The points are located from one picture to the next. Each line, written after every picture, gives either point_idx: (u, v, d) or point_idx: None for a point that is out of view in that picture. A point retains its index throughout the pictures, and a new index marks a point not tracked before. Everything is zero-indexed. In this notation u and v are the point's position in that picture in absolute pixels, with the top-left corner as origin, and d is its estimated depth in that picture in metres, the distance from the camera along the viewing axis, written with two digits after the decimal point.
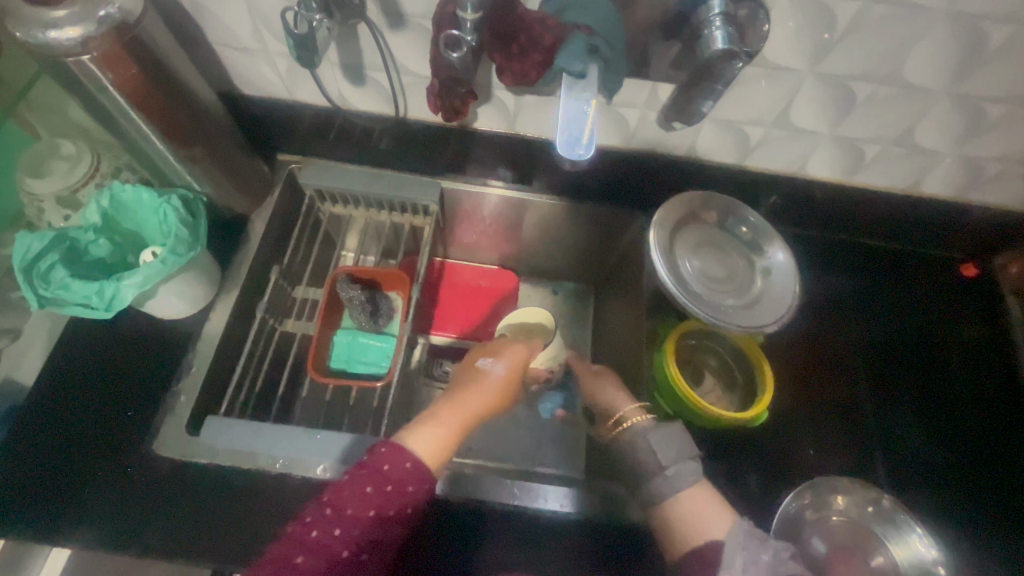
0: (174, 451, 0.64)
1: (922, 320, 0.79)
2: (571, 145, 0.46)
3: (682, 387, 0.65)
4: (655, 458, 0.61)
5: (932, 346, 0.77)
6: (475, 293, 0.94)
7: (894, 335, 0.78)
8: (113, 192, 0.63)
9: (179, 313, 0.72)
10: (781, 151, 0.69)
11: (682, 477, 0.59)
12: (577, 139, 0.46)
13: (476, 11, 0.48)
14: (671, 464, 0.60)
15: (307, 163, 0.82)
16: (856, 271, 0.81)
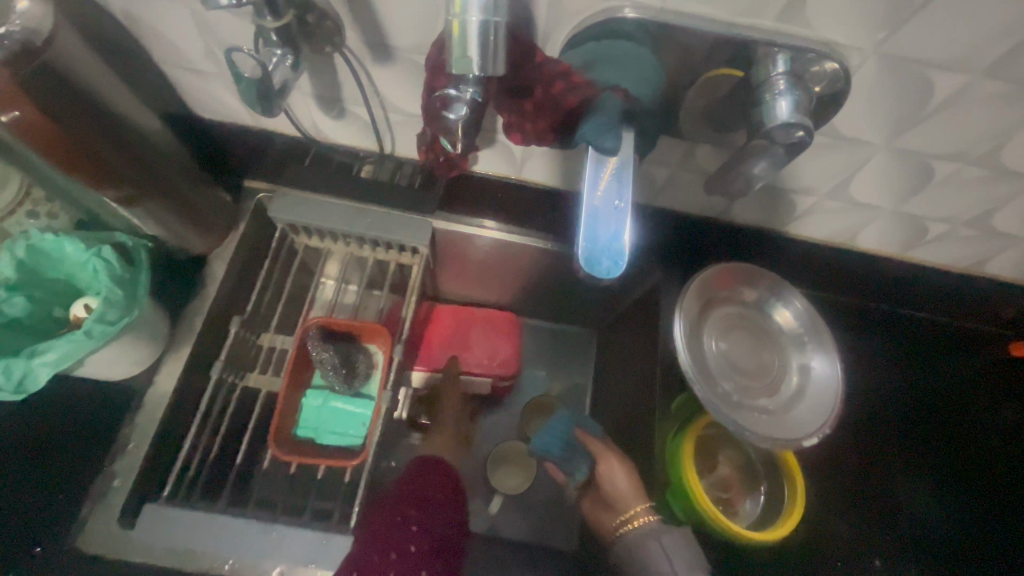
0: (101, 548, 0.54)
1: (969, 412, 0.69)
2: (593, 254, 0.38)
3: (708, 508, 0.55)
4: (667, 563, 0.53)
5: (979, 444, 0.68)
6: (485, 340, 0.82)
7: (936, 428, 0.68)
8: (30, 241, 0.52)
9: (115, 374, 0.61)
10: (832, 221, 0.59)
11: None
12: (601, 250, 0.38)
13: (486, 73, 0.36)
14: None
15: (277, 193, 0.71)
16: (899, 350, 0.71)
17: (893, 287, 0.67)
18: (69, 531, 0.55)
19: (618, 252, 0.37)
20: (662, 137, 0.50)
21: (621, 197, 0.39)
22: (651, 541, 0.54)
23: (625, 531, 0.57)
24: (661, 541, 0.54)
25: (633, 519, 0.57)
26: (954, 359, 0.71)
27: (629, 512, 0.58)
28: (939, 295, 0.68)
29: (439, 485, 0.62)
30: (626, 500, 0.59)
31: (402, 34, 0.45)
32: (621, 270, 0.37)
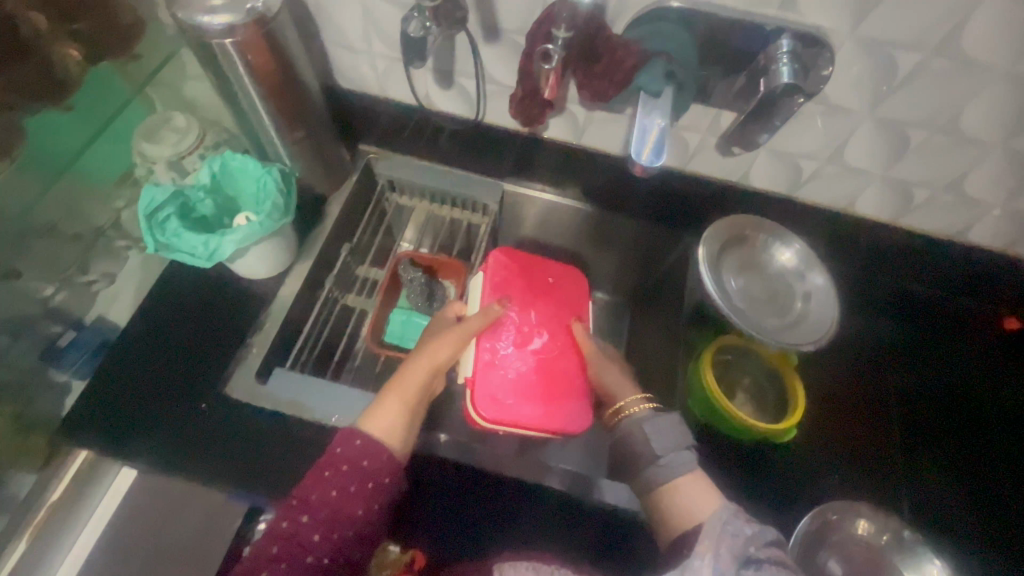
0: (241, 395, 0.70)
1: (971, 381, 0.78)
2: (639, 150, 0.54)
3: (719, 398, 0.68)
4: (651, 446, 0.60)
5: (979, 410, 0.76)
6: (539, 351, 0.75)
7: (938, 391, 0.77)
8: (224, 159, 0.71)
9: (255, 274, 0.78)
10: (831, 186, 0.73)
11: (677, 465, 0.58)
12: (644, 146, 0.54)
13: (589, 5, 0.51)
14: (667, 452, 0.59)
15: (384, 155, 0.90)
16: (907, 321, 0.81)
17: (896, 261, 0.80)
18: (218, 382, 0.71)
19: (658, 150, 0.53)
20: (694, 104, 0.66)
21: (659, 120, 0.56)
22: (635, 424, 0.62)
23: (617, 419, 0.65)
24: (644, 426, 0.61)
25: (624, 410, 0.65)
26: (960, 336, 0.81)
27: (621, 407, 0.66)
28: (941, 271, 0.79)
29: (371, 491, 0.54)
30: (619, 398, 0.67)
31: (510, 18, 0.63)
32: (659, 163, 0.53)
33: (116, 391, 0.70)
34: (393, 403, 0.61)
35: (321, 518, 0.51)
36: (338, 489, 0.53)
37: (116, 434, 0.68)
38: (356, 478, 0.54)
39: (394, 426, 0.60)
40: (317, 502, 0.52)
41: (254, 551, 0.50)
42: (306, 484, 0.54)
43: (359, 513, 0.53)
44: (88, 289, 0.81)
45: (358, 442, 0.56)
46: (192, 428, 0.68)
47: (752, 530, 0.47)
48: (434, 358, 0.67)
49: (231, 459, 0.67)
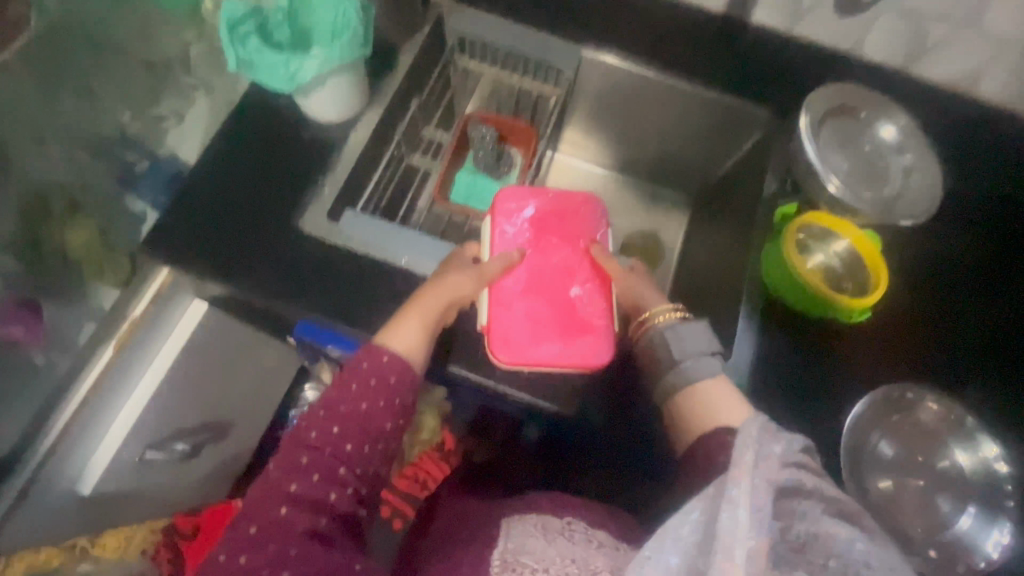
0: (313, 231, 0.71)
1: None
2: None
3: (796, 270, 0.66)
4: (670, 350, 0.63)
5: None
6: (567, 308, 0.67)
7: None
8: None
9: (326, 117, 0.76)
10: (958, 54, 0.72)
11: (702, 367, 0.61)
12: None
13: None
14: (688, 355, 0.62)
15: (459, 8, 0.84)
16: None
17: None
18: (290, 217, 0.72)
19: None
20: None
21: None
22: (660, 331, 0.64)
23: (647, 326, 0.65)
24: (667, 333, 0.63)
25: (653, 316, 0.65)
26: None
27: (646, 316, 0.66)
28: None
29: (396, 404, 0.58)
30: (644, 306, 0.67)
31: None
32: None
33: (191, 216, 0.71)
34: (410, 326, 0.62)
35: (351, 428, 0.56)
36: (368, 401, 0.57)
37: (194, 254, 0.70)
38: (383, 391, 0.58)
39: (413, 344, 0.61)
40: (347, 412, 0.56)
41: (288, 455, 0.55)
42: (334, 396, 0.57)
43: (387, 427, 0.57)
44: (157, 124, 0.80)
45: (385, 357, 0.59)
46: (267, 256, 0.70)
47: (777, 442, 0.37)
48: (452, 291, 0.64)
49: (304, 289, 0.69)
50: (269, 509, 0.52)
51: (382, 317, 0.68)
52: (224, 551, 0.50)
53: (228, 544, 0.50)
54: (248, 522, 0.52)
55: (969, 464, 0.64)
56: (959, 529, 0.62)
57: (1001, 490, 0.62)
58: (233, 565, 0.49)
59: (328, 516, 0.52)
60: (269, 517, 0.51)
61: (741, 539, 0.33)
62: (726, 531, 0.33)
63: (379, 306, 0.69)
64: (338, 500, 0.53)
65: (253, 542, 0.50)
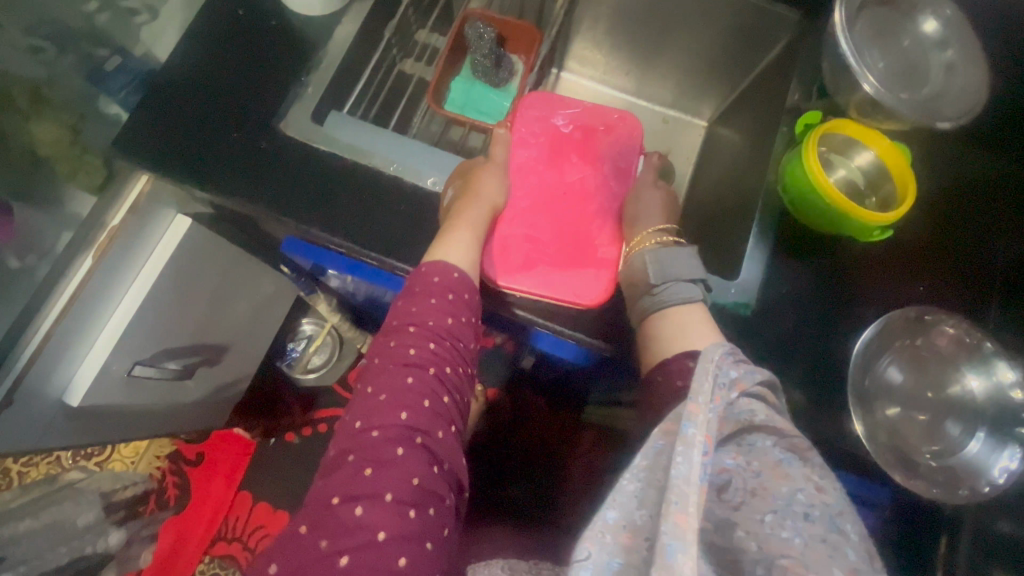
0: (297, 133, 0.67)
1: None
2: None
3: (820, 179, 0.59)
4: (646, 277, 0.62)
5: None
6: (577, 221, 0.65)
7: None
8: None
9: (308, 10, 0.70)
10: None
11: (671, 296, 0.59)
12: None
13: None
14: (657, 282, 0.60)
15: None
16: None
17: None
18: (272, 119, 0.67)
19: None
20: None
21: None
22: (642, 258, 0.63)
23: (629, 253, 0.65)
24: (648, 259, 0.62)
25: (638, 241, 0.65)
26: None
27: (630, 244, 0.65)
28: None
29: (475, 324, 0.58)
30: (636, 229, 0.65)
31: None
32: None
33: (168, 117, 0.67)
34: (458, 238, 0.60)
35: (445, 351, 0.54)
36: (454, 316, 0.56)
37: (171, 155, 0.66)
38: (464, 308, 0.57)
39: (463, 258, 0.59)
40: (436, 333, 0.55)
41: (383, 386, 0.51)
42: (414, 312, 0.56)
43: (468, 350, 0.57)
44: (130, 19, 0.74)
45: (457, 273, 0.57)
46: (246, 158, 0.66)
47: (738, 371, 0.37)
48: (487, 202, 0.63)
49: (287, 194, 0.65)
50: (379, 449, 0.48)
51: (369, 224, 0.64)
52: (338, 494, 0.46)
53: (339, 487, 0.46)
54: (355, 462, 0.47)
55: (981, 388, 0.61)
56: (966, 452, 0.59)
57: (1016, 418, 0.59)
58: (351, 515, 0.44)
59: (438, 454, 0.50)
60: (383, 456, 0.47)
61: (692, 480, 0.30)
62: (679, 475, 0.30)
63: (365, 214, 0.65)
64: (443, 437, 0.51)
65: (372, 483, 0.46)
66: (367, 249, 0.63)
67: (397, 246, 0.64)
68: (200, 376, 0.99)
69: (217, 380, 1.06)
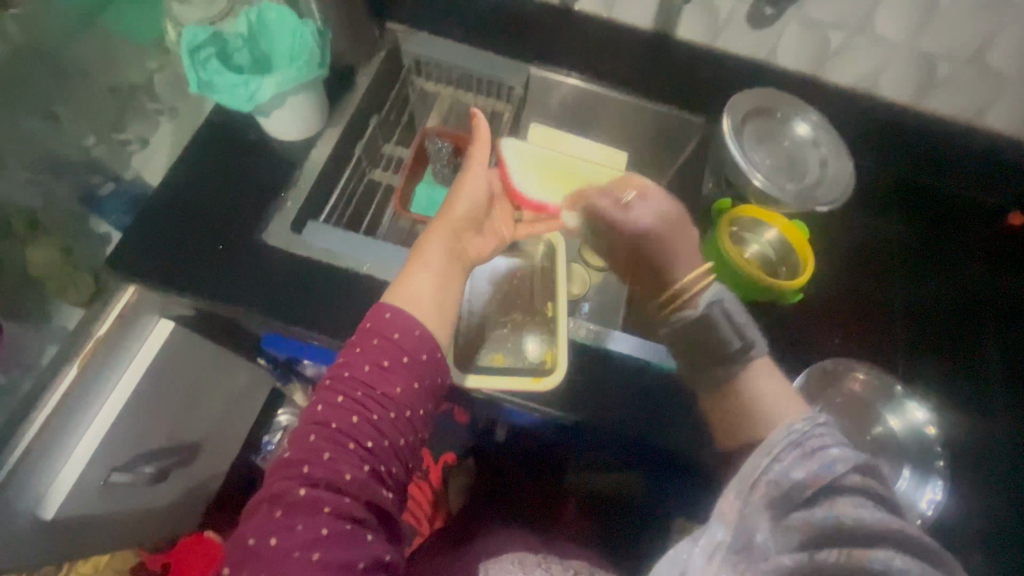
0: (278, 242, 0.74)
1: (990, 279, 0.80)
2: None
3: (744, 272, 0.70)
4: (725, 332, 0.58)
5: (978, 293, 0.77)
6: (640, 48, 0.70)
7: (961, 277, 0.79)
8: (261, 9, 0.72)
9: (287, 136, 0.81)
10: (855, 62, 0.74)
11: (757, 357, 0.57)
12: None
13: None
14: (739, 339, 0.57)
15: (411, 34, 0.91)
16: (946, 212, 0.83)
17: (958, 154, 0.80)
18: (253, 231, 0.75)
19: None
20: None
21: None
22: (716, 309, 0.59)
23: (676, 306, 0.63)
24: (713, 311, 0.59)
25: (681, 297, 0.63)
26: (988, 233, 0.83)
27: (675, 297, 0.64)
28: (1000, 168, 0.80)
29: (407, 366, 0.54)
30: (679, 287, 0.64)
31: None
32: None
33: (156, 234, 0.74)
34: (421, 278, 0.60)
35: (364, 397, 0.52)
36: (372, 363, 0.53)
37: (158, 267, 0.72)
38: (392, 351, 0.54)
39: (422, 298, 0.59)
40: (352, 382, 0.53)
41: (299, 438, 0.51)
42: (339, 363, 0.54)
43: (397, 393, 0.53)
44: (123, 149, 0.83)
45: (388, 315, 0.56)
46: (228, 268, 0.72)
47: (805, 466, 0.43)
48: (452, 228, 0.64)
49: (267, 297, 0.71)
50: (291, 489, 0.47)
51: (343, 321, 0.71)
52: (251, 536, 0.45)
53: (253, 529, 0.46)
54: (266, 507, 0.47)
55: (900, 427, 0.68)
56: (899, 491, 0.65)
57: (932, 451, 0.67)
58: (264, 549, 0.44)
59: (351, 493, 0.48)
60: (287, 501, 0.47)
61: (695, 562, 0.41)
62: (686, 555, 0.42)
63: (340, 311, 0.71)
64: (359, 480, 0.49)
65: (279, 525, 0.45)
66: (345, 342, 0.70)
67: None
68: (175, 479, 0.99)
69: (192, 480, 1.05)
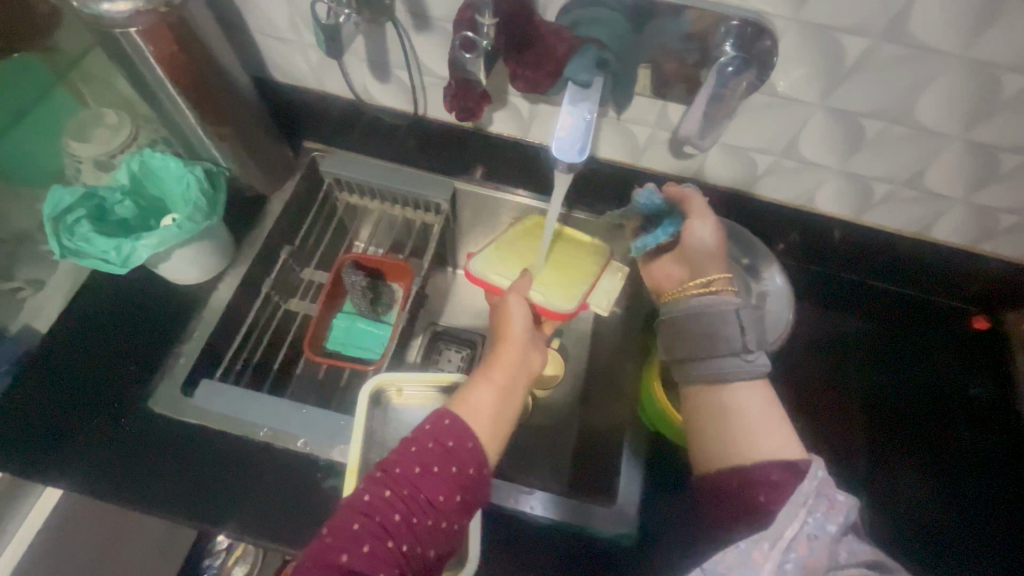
0: (165, 407, 0.67)
1: (960, 390, 0.75)
2: (564, 146, 0.50)
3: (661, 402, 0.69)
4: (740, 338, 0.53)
5: (948, 414, 0.74)
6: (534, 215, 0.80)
7: (927, 392, 0.75)
8: (143, 158, 0.67)
9: (188, 279, 0.74)
10: (789, 182, 0.69)
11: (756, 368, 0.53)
12: (570, 146, 0.50)
13: (492, 17, 0.50)
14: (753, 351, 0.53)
15: (329, 152, 0.84)
16: (903, 318, 0.79)
17: (909, 260, 0.75)
18: (141, 395, 0.68)
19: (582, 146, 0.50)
20: (636, 96, 0.62)
21: (588, 112, 0.52)
22: (727, 309, 0.54)
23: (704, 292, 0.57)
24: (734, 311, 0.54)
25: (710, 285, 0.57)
26: (952, 338, 0.78)
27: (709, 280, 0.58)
28: (968, 277, 0.75)
29: (456, 478, 0.47)
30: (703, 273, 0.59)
31: (438, 5, 0.59)
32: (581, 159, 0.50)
33: (30, 404, 0.67)
34: (483, 390, 0.54)
35: (410, 499, 0.45)
36: (422, 466, 0.46)
37: (29, 445, 0.65)
38: (441, 455, 0.47)
39: (482, 414, 0.52)
40: (401, 478, 0.46)
41: (336, 523, 0.44)
42: (391, 456, 0.47)
43: (439, 501, 0.46)
44: (13, 297, 0.77)
45: (448, 420, 0.49)
46: (110, 442, 0.66)
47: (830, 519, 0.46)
48: (518, 338, 0.60)
49: (152, 476, 0.64)
50: None
51: (235, 502, 0.64)
52: None
53: None
54: None
55: None
56: None
57: None
58: None
59: None
60: None
61: None
62: None
63: (234, 490, 0.64)
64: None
65: None
66: (238, 527, 0.63)
67: (267, 523, 0.63)
68: None
69: None
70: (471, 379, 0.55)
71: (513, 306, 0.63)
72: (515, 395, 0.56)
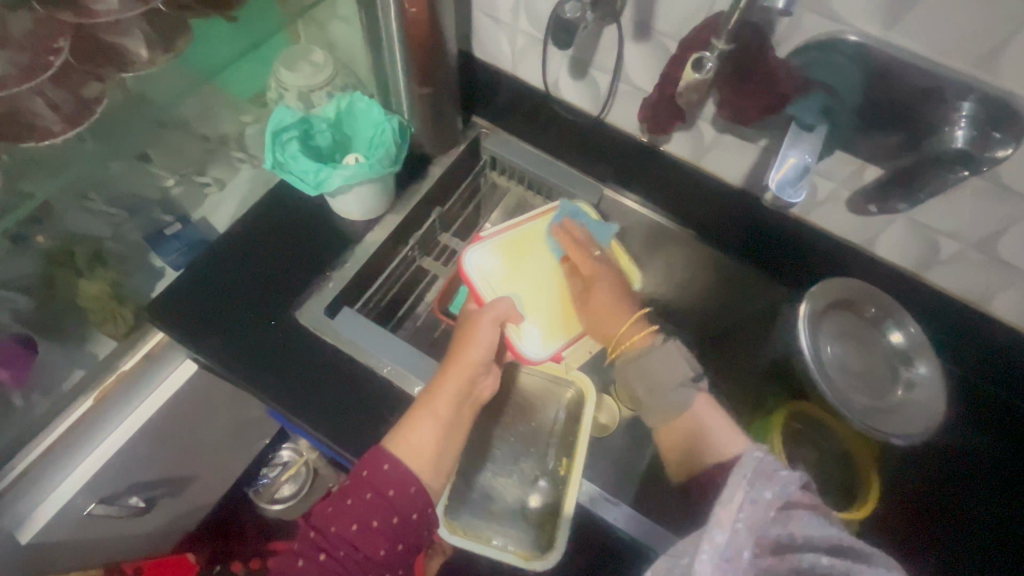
0: (308, 322, 0.74)
1: (970, 487, 0.68)
2: (782, 184, 0.54)
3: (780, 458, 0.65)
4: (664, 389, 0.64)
5: None
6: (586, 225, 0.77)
7: (984, 499, 0.67)
8: (352, 99, 0.75)
9: (350, 216, 0.80)
10: (967, 274, 0.67)
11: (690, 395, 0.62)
12: (789, 183, 0.54)
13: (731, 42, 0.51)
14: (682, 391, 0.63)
15: (494, 131, 0.87)
16: None
17: None
18: (291, 306, 0.75)
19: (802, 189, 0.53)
20: (836, 151, 0.61)
21: (806, 153, 0.55)
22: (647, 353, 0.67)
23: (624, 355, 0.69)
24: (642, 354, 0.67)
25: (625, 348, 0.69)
26: None
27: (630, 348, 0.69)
28: None
29: (395, 527, 0.53)
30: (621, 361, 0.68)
31: (667, 20, 0.61)
32: (797, 202, 0.53)
33: (199, 286, 0.75)
34: (430, 423, 0.59)
35: (347, 558, 0.51)
36: (358, 524, 0.51)
37: (191, 321, 0.73)
38: (380, 509, 0.52)
39: (425, 447, 0.57)
40: (336, 538, 0.51)
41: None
42: (328, 512, 0.53)
43: (378, 555, 0.52)
44: (200, 191, 0.87)
45: (386, 466, 0.54)
46: (256, 338, 0.73)
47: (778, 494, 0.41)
48: (470, 363, 0.63)
49: (285, 379, 0.71)
50: None
51: (349, 425, 0.69)
52: None
53: None
54: None
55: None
56: None
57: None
58: None
59: None
60: None
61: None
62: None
63: (350, 413, 0.69)
64: None
65: None
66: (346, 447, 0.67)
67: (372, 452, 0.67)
68: (159, 509, 0.98)
69: (178, 510, 1.06)
70: (418, 405, 0.60)
71: (481, 331, 0.66)
72: (460, 422, 0.61)
